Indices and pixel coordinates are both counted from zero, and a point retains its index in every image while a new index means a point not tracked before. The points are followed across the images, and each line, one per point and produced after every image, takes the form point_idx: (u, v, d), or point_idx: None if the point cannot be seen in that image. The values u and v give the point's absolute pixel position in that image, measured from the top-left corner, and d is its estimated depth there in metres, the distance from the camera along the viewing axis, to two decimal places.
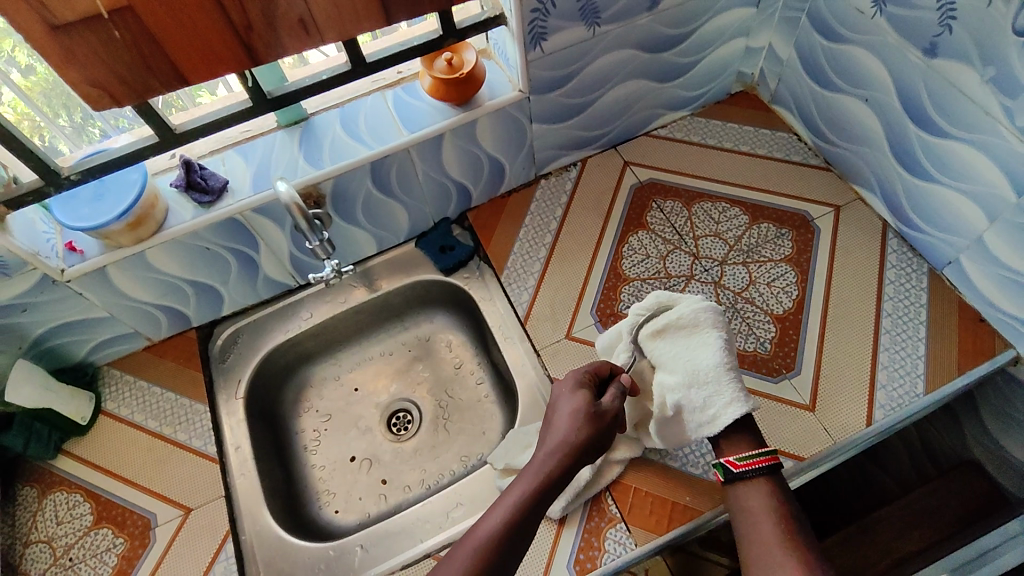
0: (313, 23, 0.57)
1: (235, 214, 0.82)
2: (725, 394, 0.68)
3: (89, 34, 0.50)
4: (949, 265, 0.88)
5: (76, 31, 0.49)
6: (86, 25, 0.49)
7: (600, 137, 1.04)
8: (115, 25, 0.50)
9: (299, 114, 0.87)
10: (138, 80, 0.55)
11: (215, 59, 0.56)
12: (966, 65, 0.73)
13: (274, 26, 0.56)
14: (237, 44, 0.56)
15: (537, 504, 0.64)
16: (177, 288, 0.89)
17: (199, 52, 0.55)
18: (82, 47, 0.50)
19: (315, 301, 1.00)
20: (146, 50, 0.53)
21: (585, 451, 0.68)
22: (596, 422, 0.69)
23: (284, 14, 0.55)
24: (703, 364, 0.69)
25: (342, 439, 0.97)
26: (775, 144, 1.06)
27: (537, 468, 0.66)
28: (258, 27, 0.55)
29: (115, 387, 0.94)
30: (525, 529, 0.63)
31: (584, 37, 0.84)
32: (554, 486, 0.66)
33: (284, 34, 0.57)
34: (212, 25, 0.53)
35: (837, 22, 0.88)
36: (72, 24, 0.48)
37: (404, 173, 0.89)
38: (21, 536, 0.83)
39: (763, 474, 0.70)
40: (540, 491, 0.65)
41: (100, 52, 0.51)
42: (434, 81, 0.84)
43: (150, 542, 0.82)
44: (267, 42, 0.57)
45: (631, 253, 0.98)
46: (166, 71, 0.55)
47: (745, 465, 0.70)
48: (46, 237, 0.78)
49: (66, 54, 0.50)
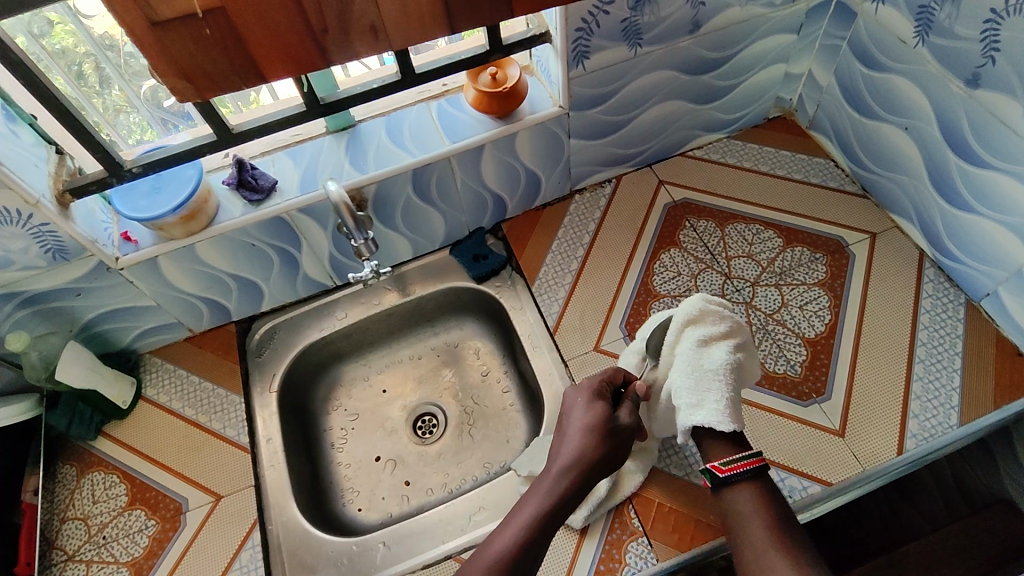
0: (384, 30, 0.54)
1: (282, 213, 0.85)
2: (709, 400, 0.67)
3: (183, 32, 0.48)
4: (987, 296, 0.87)
5: (171, 28, 0.48)
6: (180, 22, 0.47)
7: (637, 155, 1.06)
8: (207, 24, 0.48)
9: (347, 120, 0.90)
10: (219, 76, 0.53)
11: (293, 59, 0.54)
12: (1010, 97, 0.73)
13: (347, 32, 0.53)
14: (314, 47, 0.53)
15: (550, 521, 0.65)
16: (221, 282, 0.92)
17: (278, 52, 0.53)
18: (175, 44, 0.49)
19: (349, 302, 1.02)
20: (230, 48, 0.51)
21: (598, 469, 0.69)
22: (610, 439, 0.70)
23: (358, 19, 0.52)
24: (707, 364, 0.69)
25: (368, 438, 0.99)
26: (811, 169, 1.06)
27: (551, 484, 0.67)
28: (333, 31, 0.52)
29: (155, 375, 0.97)
30: (545, 536, 0.64)
31: (626, 57, 0.87)
32: (568, 502, 0.67)
33: (358, 41, 0.55)
34: (291, 27, 0.51)
35: (878, 51, 0.88)
36: (169, 22, 0.47)
37: (444, 181, 0.92)
38: (58, 512, 0.86)
39: (749, 477, 0.68)
40: (554, 506, 0.66)
41: (189, 47, 0.50)
42: (477, 94, 0.87)
43: (180, 526, 0.84)
44: (340, 45, 0.54)
45: (663, 270, 0.98)
46: (243, 68, 0.53)
47: (732, 468, 0.68)
48: (104, 226, 0.82)
49: (159, 47, 0.49)
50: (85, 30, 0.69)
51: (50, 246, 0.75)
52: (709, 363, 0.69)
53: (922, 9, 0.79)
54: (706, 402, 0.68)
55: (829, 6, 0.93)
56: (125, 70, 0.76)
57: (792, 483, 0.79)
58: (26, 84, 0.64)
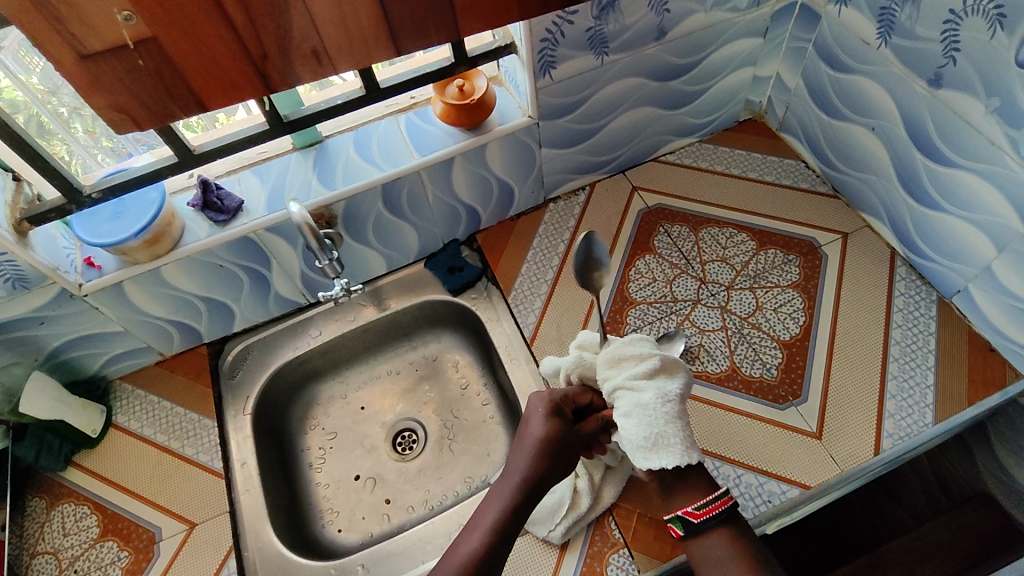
0: (328, 54, 0.54)
1: (249, 233, 0.84)
2: (665, 442, 0.61)
3: (116, 64, 0.47)
4: (958, 293, 0.88)
5: (103, 60, 0.47)
6: (112, 54, 0.46)
7: (609, 162, 1.06)
8: (141, 56, 0.47)
9: (315, 136, 0.89)
10: (159, 106, 0.52)
11: (235, 87, 0.53)
12: (971, 96, 0.74)
13: (289, 57, 0.52)
14: (256, 74, 0.52)
15: (513, 520, 0.65)
16: (190, 304, 0.90)
17: (219, 80, 0.52)
18: (109, 76, 0.48)
19: (324, 319, 1.01)
20: (168, 78, 0.50)
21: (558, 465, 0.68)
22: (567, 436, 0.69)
23: (299, 44, 0.51)
24: (646, 401, 0.63)
25: (347, 456, 0.97)
26: (783, 171, 1.07)
27: (509, 484, 0.67)
28: (274, 56, 0.51)
29: (127, 401, 0.95)
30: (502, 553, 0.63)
31: (593, 66, 0.86)
32: (528, 498, 0.66)
33: (301, 66, 0.53)
34: (229, 54, 0.50)
35: (843, 52, 0.89)
36: (101, 54, 0.46)
37: (415, 195, 0.91)
38: (27, 547, 0.84)
39: (721, 521, 0.63)
40: (514, 505, 0.65)
41: (125, 79, 0.49)
42: (445, 107, 0.86)
43: (154, 556, 0.83)
44: (283, 70, 0.53)
45: (638, 277, 0.98)
46: (184, 97, 0.52)
47: (705, 514, 0.63)
48: (66, 252, 0.80)
49: (92, 81, 0.48)
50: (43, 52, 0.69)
51: (10, 276, 0.74)
52: (648, 397, 0.63)
53: (883, 10, 0.80)
54: (644, 443, 0.61)
55: (794, 9, 0.93)
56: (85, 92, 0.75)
57: (771, 488, 0.79)
58: None
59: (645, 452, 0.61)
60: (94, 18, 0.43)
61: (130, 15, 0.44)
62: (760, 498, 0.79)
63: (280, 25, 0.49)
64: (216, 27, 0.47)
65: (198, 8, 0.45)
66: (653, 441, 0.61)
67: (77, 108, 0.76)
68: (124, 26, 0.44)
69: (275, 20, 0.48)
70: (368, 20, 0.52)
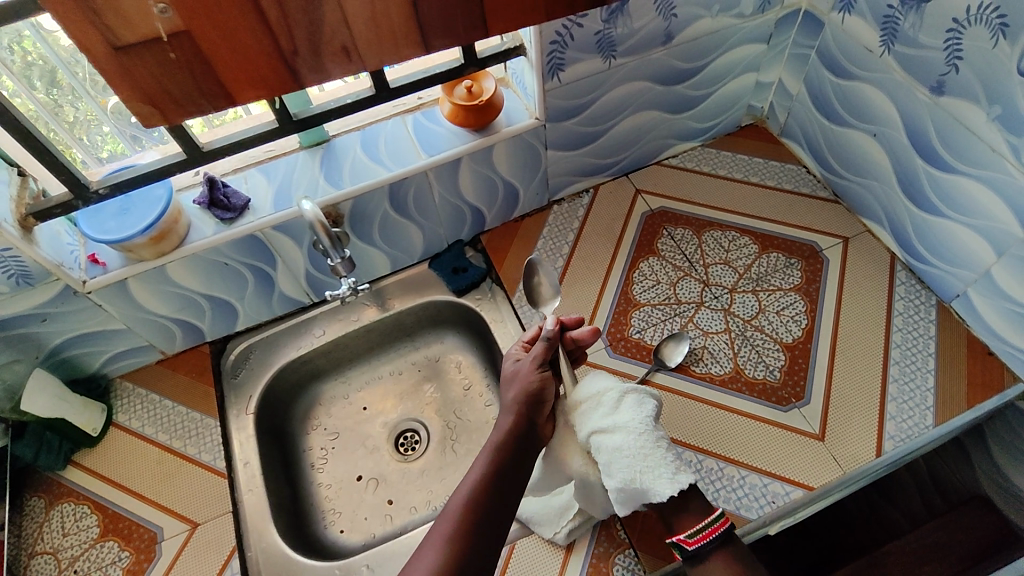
0: (358, 50, 0.53)
1: (255, 231, 0.83)
2: (663, 470, 0.62)
3: (148, 57, 0.47)
4: (957, 298, 0.89)
5: (136, 53, 0.46)
6: (145, 47, 0.46)
7: (613, 165, 1.06)
8: (172, 48, 0.47)
9: (321, 135, 0.90)
10: (188, 100, 0.52)
11: (263, 81, 0.52)
12: (973, 103, 0.75)
13: (319, 54, 0.52)
14: (286, 69, 0.52)
15: (510, 459, 0.63)
16: (194, 303, 0.90)
17: (249, 75, 0.52)
18: (140, 69, 0.48)
19: (327, 319, 1.01)
20: (198, 71, 0.50)
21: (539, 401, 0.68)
22: (528, 372, 0.70)
23: (329, 40, 0.51)
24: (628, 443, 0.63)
25: (349, 457, 0.97)
26: (784, 175, 1.08)
27: (497, 430, 0.66)
28: (304, 52, 0.51)
29: (127, 400, 0.94)
30: (507, 476, 0.62)
31: (600, 68, 0.87)
32: (521, 438, 0.65)
33: (330, 62, 0.53)
34: (261, 49, 0.50)
35: (846, 59, 0.90)
36: (133, 46, 0.46)
37: (421, 195, 0.91)
38: (26, 546, 0.83)
39: (717, 546, 0.64)
40: (506, 448, 0.64)
41: (155, 72, 0.49)
42: (453, 108, 0.87)
43: (155, 556, 0.82)
44: (312, 67, 0.53)
45: (642, 279, 0.99)
46: (213, 91, 0.52)
47: (698, 541, 0.63)
48: (70, 249, 0.79)
49: (123, 73, 0.48)
50: (49, 47, 0.68)
51: (14, 272, 0.73)
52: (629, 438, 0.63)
53: (887, 18, 0.81)
54: (645, 477, 0.62)
55: (797, 16, 0.94)
56: (88, 83, 0.74)
57: (775, 489, 0.80)
58: None
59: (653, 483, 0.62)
60: (130, 9, 0.43)
61: (165, 8, 0.44)
62: (763, 499, 0.79)
63: (313, 20, 0.49)
64: (249, 21, 0.47)
65: (233, 2, 0.45)
66: (654, 469, 0.62)
67: (76, 103, 0.75)
68: (159, 18, 0.44)
69: (307, 15, 0.48)
70: (398, 17, 0.52)
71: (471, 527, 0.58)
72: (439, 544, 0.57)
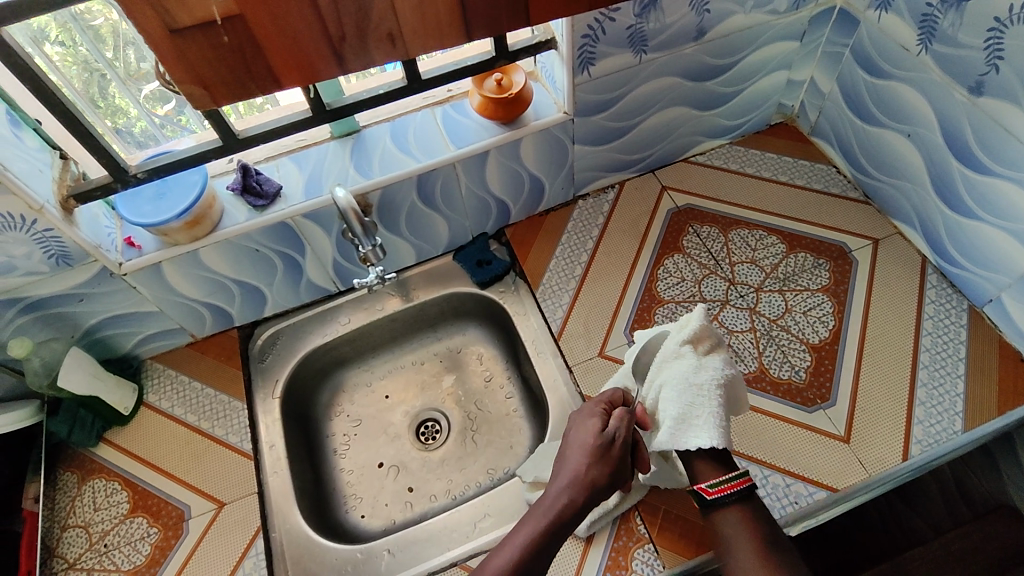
0: (402, 37, 0.54)
1: (286, 219, 0.85)
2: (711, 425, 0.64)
3: (201, 40, 0.48)
4: (990, 302, 0.88)
5: (190, 35, 0.48)
6: (199, 30, 0.47)
7: (639, 161, 1.06)
8: (226, 32, 0.48)
9: (352, 126, 0.91)
10: (237, 83, 0.53)
11: (310, 66, 0.53)
12: (1012, 104, 0.74)
13: (365, 39, 0.53)
14: (332, 55, 0.53)
15: (549, 548, 0.64)
16: (225, 287, 0.92)
17: (297, 59, 0.53)
18: (193, 51, 0.49)
19: (353, 307, 1.02)
20: (249, 54, 0.51)
21: (608, 485, 0.67)
22: (610, 460, 0.68)
23: (376, 27, 0.52)
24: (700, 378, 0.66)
25: (371, 444, 0.98)
26: (813, 175, 1.07)
27: (548, 506, 0.66)
28: (351, 37, 0.52)
29: (157, 380, 0.97)
30: (542, 566, 0.63)
31: (631, 63, 0.87)
32: (569, 522, 0.65)
33: (375, 48, 0.54)
34: (310, 34, 0.51)
35: (881, 58, 0.89)
36: (188, 29, 0.47)
37: (449, 187, 0.92)
38: (59, 519, 0.85)
39: (736, 501, 0.67)
40: (555, 526, 0.65)
41: (207, 55, 0.50)
42: (482, 100, 0.87)
43: (182, 534, 0.84)
44: (357, 52, 0.54)
45: (667, 275, 0.99)
46: (261, 74, 0.53)
47: (719, 492, 0.66)
48: (108, 231, 0.81)
49: (176, 54, 0.49)
50: (84, 32, 0.70)
51: (54, 252, 0.75)
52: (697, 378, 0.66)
53: (925, 16, 0.80)
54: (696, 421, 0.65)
55: (831, 14, 0.93)
56: (123, 73, 0.76)
57: (798, 490, 0.79)
58: (33, 90, 0.64)
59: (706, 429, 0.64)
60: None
61: None
62: (785, 498, 0.79)
63: (360, 6, 0.50)
64: (300, 4, 0.48)
65: None
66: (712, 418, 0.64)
67: (114, 92, 0.77)
68: (214, 2, 0.45)
69: (355, 2, 0.49)
70: (444, 5, 0.52)
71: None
72: None
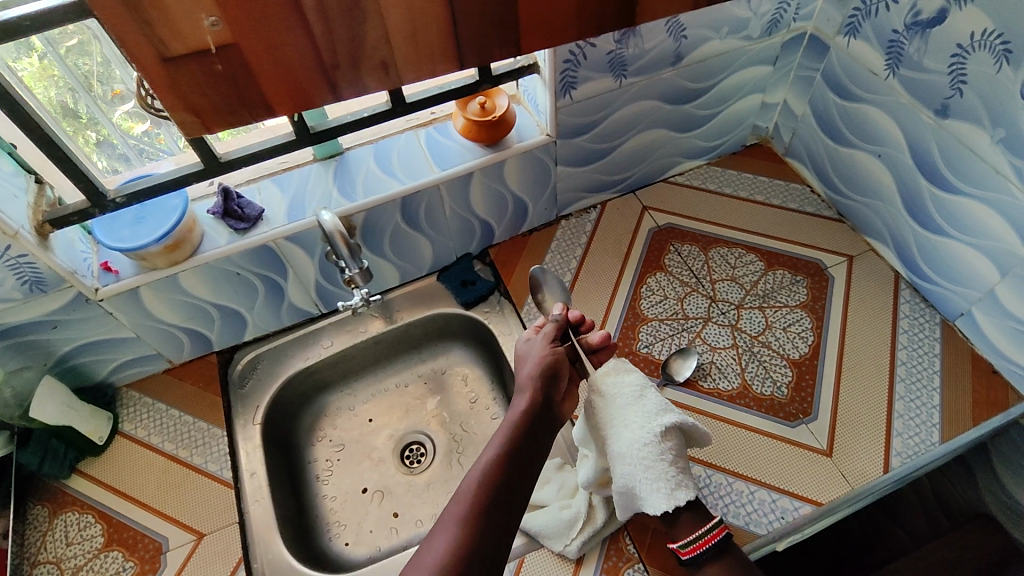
0: (395, 66, 0.54)
1: (269, 241, 0.84)
2: (660, 489, 0.67)
3: (195, 68, 0.48)
4: (961, 316, 0.91)
5: (183, 64, 0.48)
6: (192, 58, 0.47)
7: (620, 181, 1.08)
8: (219, 61, 0.48)
9: (335, 148, 0.91)
10: (231, 111, 0.53)
11: (303, 94, 0.54)
12: (976, 127, 0.77)
13: (358, 67, 0.53)
14: (326, 84, 0.53)
15: (524, 444, 0.64)
16: (204, 312, 0.90)
17: (289, 87, 0.53)
18: (187, 80, 0.49)
19: (335, 330, 1.01)
20: (242, 84, 0.51)
21: (550, 382, 0.71)
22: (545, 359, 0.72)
23: (369, 55, 0.52)
24: (639, 440, 0.68)
25: (354, 469, 0.96)
26: (789, 195, 1.10)
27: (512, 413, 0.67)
28: (344, 66, 0.52)
29: (133, 409, 0.94)
30: (521, 459, 0.63)
31: (611, 87, 0.89)
32: (536, 423, 0.66)
33: (368, 77, 0.54)
34: (303, 63, 0.51)
35: (851, 82, 0.92)
36: (181, 57, 0.47)
37: (432, 208, 0.92)
38: (29, 556, 0.82)
39: (711, 557, 0.69)
40: (518, 434, 0.64)
41: (201, 83, 0.50)
42: (466, 123, 0.88)
43: (160, 567, 0.81)
44: (350, 80, 0.54)
45: (650, 294, 1.00)
46: (254, 101, 0.53)
47: (691, 551, 0.69)
48: (83, 256, 0.80)
49: (170, 84, 0.49)
50: (57, 55, 0.69)
51: (27, 278, 0.73)
52: (635, 443, 0.68)
53: (892, 43, 0.83)
54: (649, 483, 0.67)
55: (803, 40, 0.97)
56: (99, 92, 0.75)
57: (784, 505, 0.80)
58: (11, 116, 0.63)
59: (656, 492, 0.67)
60: (180, 20, 0.44)
61: (215, 21, 0.45)
62: (772, 515, 0.79)
63: (354, 36, 0.50)
64: (294, 34, 0.48)
65: (278, 14, 0.46)
66: (662, 483, 0.67)
67: (88, 117, 0.76)
68: (209, 31, 0.46)
69: (349, 32, 0.50)
70: (436, 33, 0.53)
71: (485, 514, 0.57)
72: (446, 532, 0.55)
